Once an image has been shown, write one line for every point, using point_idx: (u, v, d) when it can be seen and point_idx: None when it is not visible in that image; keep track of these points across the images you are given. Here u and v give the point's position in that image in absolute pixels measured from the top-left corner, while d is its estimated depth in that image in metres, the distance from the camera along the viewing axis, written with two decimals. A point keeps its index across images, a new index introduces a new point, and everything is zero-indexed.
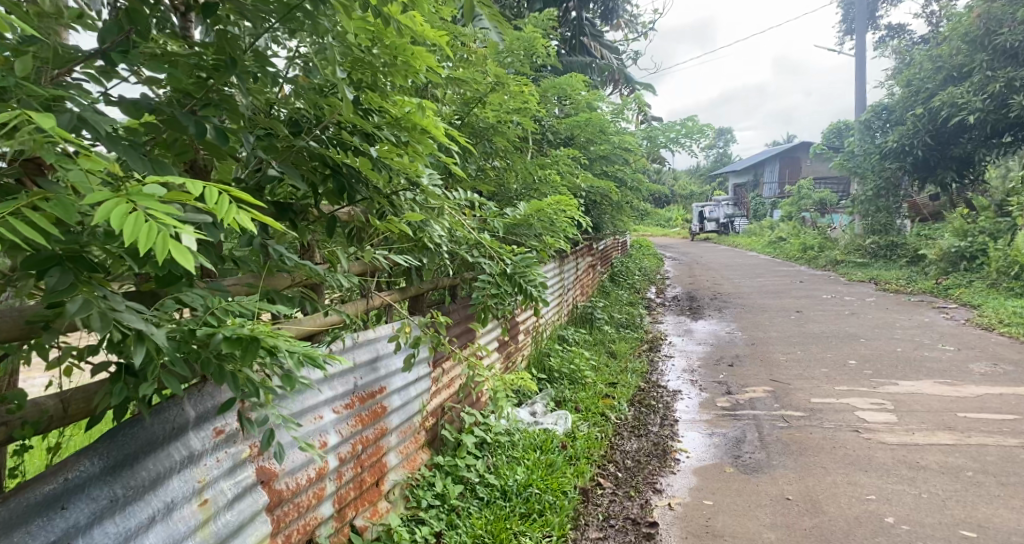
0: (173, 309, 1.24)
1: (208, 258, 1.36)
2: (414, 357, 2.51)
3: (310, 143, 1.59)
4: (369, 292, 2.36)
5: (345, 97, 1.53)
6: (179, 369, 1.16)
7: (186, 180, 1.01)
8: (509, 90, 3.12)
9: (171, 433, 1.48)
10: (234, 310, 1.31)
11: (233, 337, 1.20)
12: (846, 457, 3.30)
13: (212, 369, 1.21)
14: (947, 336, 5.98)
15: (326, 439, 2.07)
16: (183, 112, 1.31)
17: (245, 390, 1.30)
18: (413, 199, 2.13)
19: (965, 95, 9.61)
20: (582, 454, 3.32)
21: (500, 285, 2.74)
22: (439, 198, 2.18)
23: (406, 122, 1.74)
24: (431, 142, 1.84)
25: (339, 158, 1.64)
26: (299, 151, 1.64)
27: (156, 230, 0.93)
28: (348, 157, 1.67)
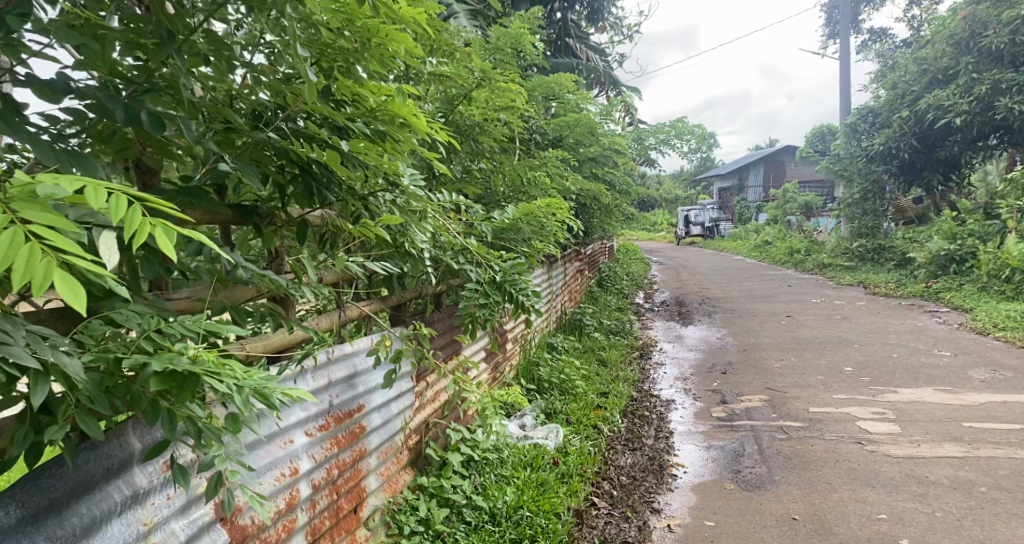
0: (100, 330, 1.04)
1: (150, 271, 1.15)
2: (395, 372, 2.31)
3: (270, 136, 1.39)
4: (344, 304, 2.17)
5: (307, 79, 1.33)
6: (99, 408, 0.96)
7: (83, 186, 0.86)
8: (496, 85, 2.95)
9: (110, 471, 1.27)
10: (174, 332, 1.10)
11: (166, 371, 1.01)
12: (852, 472, 3.15)
13: (145, 407, 1.02)
14: (943, 341, 5.89)
15: (298, 466, 1.86)
16: (110, 94, 1.11)
17: (185, 429, 1.09)
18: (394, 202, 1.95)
19: (951, 98, 9.60)
20: (575, 471, 3.15)
21: (489, 294, 2.52)
22: (422, 200, 1.99)
23: (383, 113, 1.58)
24: (411, 136, 1.67)
25: (304, 153, 1.44)
26: (259, 148, 1.46)
27: (35, 252, 0.78)
28: (315, 151, 1.47)
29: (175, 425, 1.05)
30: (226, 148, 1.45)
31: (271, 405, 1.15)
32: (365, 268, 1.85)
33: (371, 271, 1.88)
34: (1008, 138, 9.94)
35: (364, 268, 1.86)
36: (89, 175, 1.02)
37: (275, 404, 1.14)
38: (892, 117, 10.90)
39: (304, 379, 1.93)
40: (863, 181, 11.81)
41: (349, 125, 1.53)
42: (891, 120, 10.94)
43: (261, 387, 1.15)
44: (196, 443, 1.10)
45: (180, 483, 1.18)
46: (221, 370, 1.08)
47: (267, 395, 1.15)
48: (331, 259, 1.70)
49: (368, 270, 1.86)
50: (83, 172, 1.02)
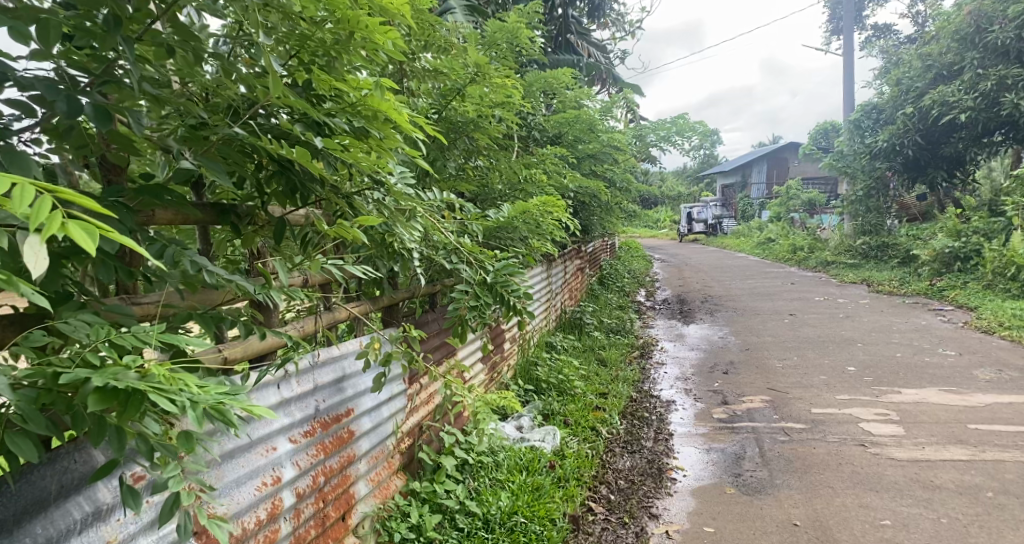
0: (42, 339, 1.00)
1: (103, 276, 1.09)
2: (384, 375, 2.24)
3: (237, 131, 1.31)
4: (333, 304, 2.14)
5: (272, 70, 1.27)
6: (33, 427, 0.92)
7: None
8: (490, 80, 2.88)
9: (67, 487, 1.22)
10: (123, 342, 1.03)
11: (106, 388, 0.94)
12: (855, 476, 3.08)
13: (89, 425, 0.97)
14: (947, 340, 5.80)
15: (280, 474, 1.80)
16: (53, 85, 1.04)
17: (136, 448, 1.02)
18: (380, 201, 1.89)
19: (956, 93, 9.49)
20: (571, 475, 3.09)
21: (480, 295, 2.45)
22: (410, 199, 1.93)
23: (364, 108, 1.51)
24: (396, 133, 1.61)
25: (273, 149, 1.36)
26: (232, 146, 1.38)
27: None
28: (285, 148, 1.40)
29: (122, 444, 0.99)
30: (193, 146, 1.36)
31: (228, 421, 1.07)
32: (348, 272, 1.78)
33: (355, 274, 1.80)
34: (1013, 135, 9.83)
35: (346, 272, 1.79)
36: (19, 172, 0.96)
37: (232, 421, 1.05)
38: (896, 113, 10.80)
39: (287, 384, 1.87)
40: (867, 178, 11.71)
41: (326, 120, 1.47)
42: (895, 117, 10.84)
43: (217, 401, 1.06)
44: (146, 462, 1.03)
45: (131, 506, 1.09)
46: (170, 385, 0.99)
47: (223, 410, 1.06)
48: (309, 264, 1.64)
49: (351, 274, 1.79)
50: (14, 168, 0.96)
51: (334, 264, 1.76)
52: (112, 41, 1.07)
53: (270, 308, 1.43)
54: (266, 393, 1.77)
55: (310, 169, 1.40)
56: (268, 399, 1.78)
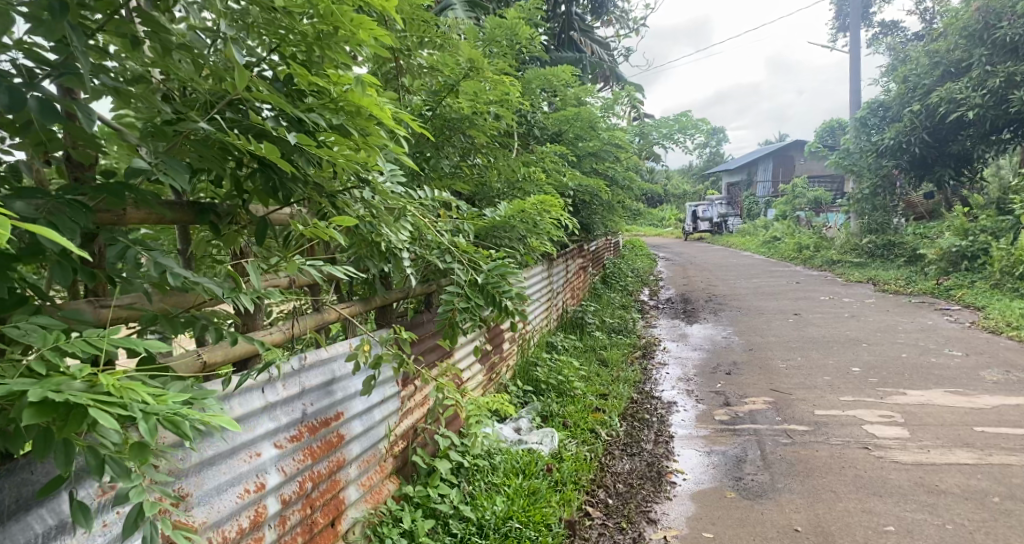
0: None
1: (61, 280, 1.05)
2: (374, 378, 2.19)
3: (202, 125, 1.25)
4: (321, 305, 2.10)
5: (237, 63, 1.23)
6: None
7: None
8: (486, 77, 2.83)
9: (25, 499, 1.19)
10: (72, 351, 1.00)
11: (44, 400, 0.90)
12: (858, 480, 3.02)
13: (32, 438, 0.93)
14: (954, 340, 5.72)
15: (265, 481, 1.77)
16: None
17: (85, 461, 0.98)
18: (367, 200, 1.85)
19: (963, 90, 9.39)
20: (568, 479, 3.03)
21: (471, 296, 2.39)
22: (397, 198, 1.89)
23: (346, 103, 1.47)
24: (380, 130, 1.56)
25: (245, 145, 1.32)
26: (202, 144, 1.34)
27: None
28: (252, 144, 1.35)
29: (69, 458, 0.95)
30: (160, 141, 1.32)
31: (182, 433, 1.03)
32: (333, 273, 1.72)
33: (340, 275, 1.74)
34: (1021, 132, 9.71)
35: (330, 272, 1.73)
36: None
37: (185, 433, 1.01)
38: (903, 110, 10.69)
39: (272, 388, 1.83)
40: (873, 176, 11.59)
41: (304, 115, 1.43)
42: (902, 114, 10.73)
43: (173, 413, 1.03)
44: (97, 478, 0.98)
45: (81, 523, 1.06)
46: (116, 396, 0.96)
47: (177, 422, 1.02)
48: (290, 263, 1.58)
49: (336, 274, 1.73)
50: None
51: (317, 265, 1.70)
52: (59, 29, 1.03)
53: (244, 311, 1.37)
54: (250, 397, 1.74)
55: (285, 166, 1.36)
56: (251, 404, 1.74)
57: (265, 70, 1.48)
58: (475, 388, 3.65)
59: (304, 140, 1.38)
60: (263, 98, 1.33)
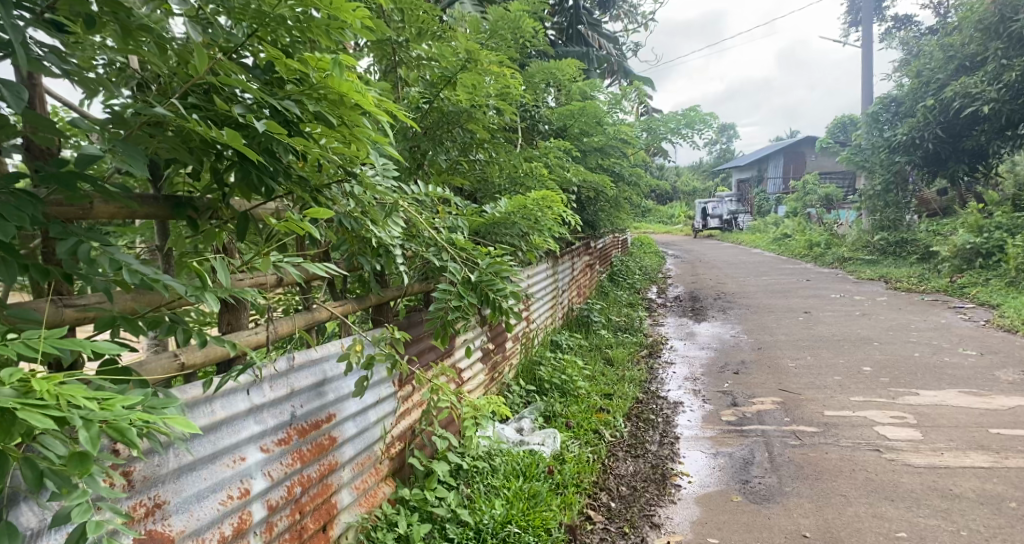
0: None
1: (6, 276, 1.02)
2: (366, 379, 2.13)
3: (159, 109, 1.20)
4: (312, 303, 2.06)
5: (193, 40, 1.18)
6: None
7: None
8: (485, 68, 2.75)
9: None
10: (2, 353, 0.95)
11: None
12: (869, 484, 2.93)
13: None
14: (968, 339, 5.60)
15: (249, 486, 1.72)
16: None
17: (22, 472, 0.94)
18: (354, 193, 1.81)
19: (979, 85, 9.21)
20: (569, 481, 2.96)
21: (463, 294, 2.32)
22: (383, 191, 1.84)
23: (324, 89, 1.42)
24: (364, 119, 1.50)
25: (202, 129, 1.27)
26: (166, 138, 1.30)
27: None
28: (214, 131, 1.28)
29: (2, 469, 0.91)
30: (119, 128, 1.26)
31: (129, 441, 0.98)
32: (315, 269, 1.62)
33: (322, 272, 1.64)
34: None
35: (311, 269, 1.63)
36: None
37: (130, 441, 0.96)
38: (917, 105, 10.51)
39: (258, 390, 1.78)
40: (885, 172, 11.41)
41: (279, 102, 1.37)
42: (915, 109, 10.55)
43: (117, 418, 0.99)
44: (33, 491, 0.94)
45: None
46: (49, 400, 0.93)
47: (123, 429, 0.98)
48: (266, 260, 1.51)
49: (318, 271, 1.63)
50: None
51: (299, 260, 1.61)
52: None
53: (213, 311, 1.32)
54: (233, 400, 1.69)
55: (252, 157, 1.30)
56: (234, 407, 1.69)
57: (246, 57, 1.45)
58: (477, 387, 3.58)
59: (273, 126, 1.31)
60: (232, 81, 1.28)
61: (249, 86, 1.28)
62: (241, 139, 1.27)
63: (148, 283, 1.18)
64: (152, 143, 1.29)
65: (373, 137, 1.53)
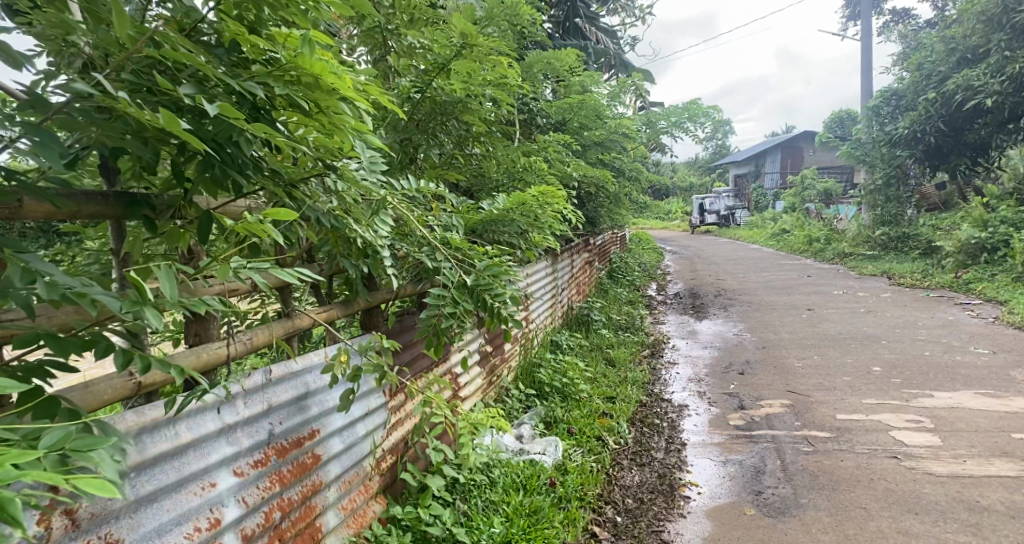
0: None
1: None
2: (353, 392, 1.94)
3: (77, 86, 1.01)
4: (291, 310, 1.88)
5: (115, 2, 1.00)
6: None
7: None
8: (480, 54, 2.57)
9: None
10: None
11: None
12: (889, 495, 2.77)
13: None
14: (978, 337, 5.44)
15: (221, 515, 1.53)
16: None
17: None
18: (333, 189, 1.63)
19: (981, 77, 9.06)
20: (573, 494, 2.80)
21: (458, 300, 2.13)
22: (365, 186, 1.66)
23: (293, 68, 1.25)
24: (341, 105, 1.33)
25: (133, 111, 1.07)
26: (96, 123, 1.11)
27: None
28: (149, 113, 1.09)
29: None
30: (37, 111, 1.07)
31: (10, 517, 0.77)
32: (282, 276, 1.41)
33: (291, 280, 1.44)
34: None
35: (277, 277, 1.42)
36: None
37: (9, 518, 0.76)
38: (918, 98, 10.35)
39: (231, 408, 1.60)
40: (886, 166, 11.27)
41: (239, 82, 1.19)
42: (917, 102, 10.39)
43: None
44: None
45: None
46: None
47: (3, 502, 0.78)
48: (225, 266, 1.30)
49: (285, 279, 1.42)
50: None
51: (266, 265, 1.40)
52: None
53: (154, 331, 1.11)
54: (201, 421, 1.51)
55: (198, 145, 1.11)
56: (201, 429, 1.50)
57: (207, 35, 1.28)
58: (475, 394, 3.41)
59: (227, 110, 1.13)
60: (177, 55, 1.10)
61: (198, 62, 1.10)
62: (182, 123, 1.09)
63: (67, 298, 1.02)
64: (86, 127, 1.10)
65: (353, 127, 1.37)
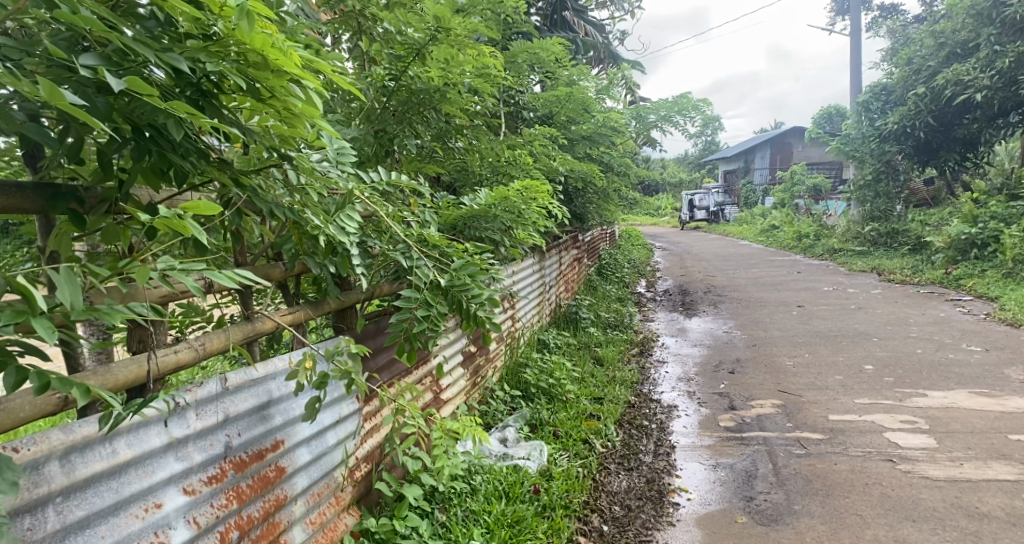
0: None
1: None
2: (320, 400, 1.78)
3: None
4: (251, 313, 1.74)
5: None
6: None
7: None
8: (460, 38, 2.43)
9: None
10: None
11: None
12: (885, 502, 2.68)
13: None
14: (970, 334, 5.38)
15: (167, 539, 1.38)
16: None
17: None
18: (288, 179, 1.50)
19: (971, 72, 9.00)
20: (558, 501, 2.68)
21: (431, 301, 1.99)
22: (323, 177, 1.52)
23: (230, 40, 1.12)
24: (289, 85, 1.19)
25: (11, 82, 0.93)
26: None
27: None
28: (33, 86, 0.94)
29: None
30: None
31: None
32: (219, 281, 1.21)
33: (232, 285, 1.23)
34: None
35: (213, 280, 1.22)
36: None
37: None
38: (907, 93, 10.30)
39: (180, 420, 1.44)
40: (876, 162, 11.23)
41: (161, 56, 1.06)
42: (906, 98, 10.34)
43: None
44: None
45: None
46: None
47: None
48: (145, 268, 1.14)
49: (223, 283, 1.21)
50: None
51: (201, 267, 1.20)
52: None
53: (46, 345, 0.99)
54: (143, 436, 1.35)
55: (95, 123, 0.97)
56: (142, 446, 1.35)
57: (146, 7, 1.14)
58: (458, 396, 3.30)
59: (136, 84, 0.99)
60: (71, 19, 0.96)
61: (101, 28, 0.97)
62: (69, 96, 0.94)
63: None
64: None
65: (306, 111, 1.24)
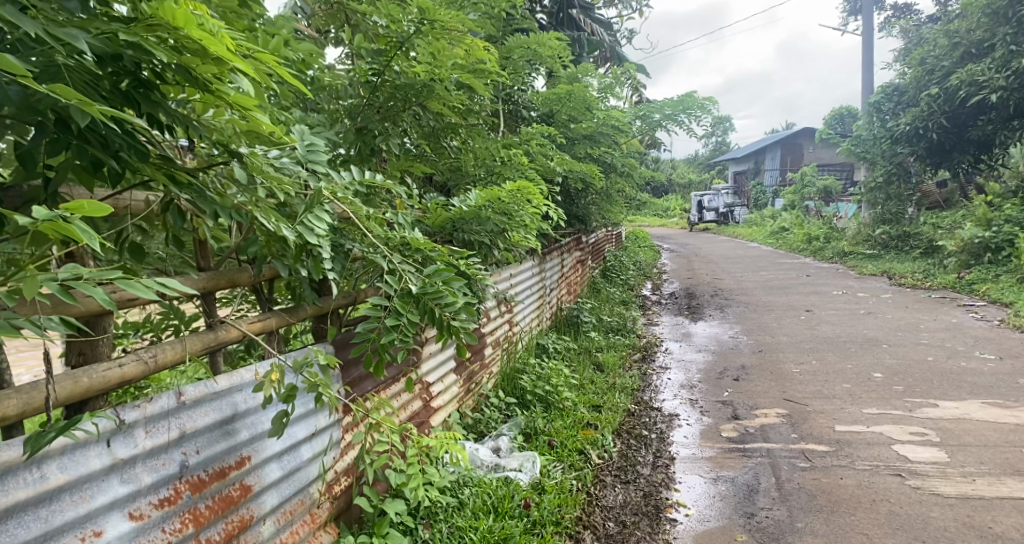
0: None
1: None
2: (286, 415, 1.66)
3: None
4: (214, 322, 1.63)
5: None
6: None
7: None
8: (445, 30, 2.32)
9: None
10: None
11: None
12: (893, 520, 2.55)
13: None
14: (984, 342, 5.22)
15: None
16: None
17: None
18: (240, 177, 1.40)
19: (986, 72, 8.78)
20: (549, 518, 2.56)
21: (401, 311, 1.87)
22: (273, 175, 1.42)
23: (153, 22, 1.05)
24: (223, 67, 1.11)
25: None
26: None
27: None
28: None
29: None
30: None
31: None
32: (133, 289, 1.08)
33: (150, 295, 1.10)
34: None
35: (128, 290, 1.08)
36: None
37: None
38: (920, 94, 10.09)
39: (125, 438, 1.36)
40: (887, 164, 11.03)
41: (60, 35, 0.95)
42: (919, 98, 10.13)
43: None
44: None
45: None
46: None
47: None
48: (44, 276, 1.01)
49: (138, 293, 1.08)
50: None
51: (113, 276, 1.07)
52: None
53: None
54: (80, 459, 1.27)
55: None
56: (77, 469, 1.26)
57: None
58: (450, 403, 3.18)
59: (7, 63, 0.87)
60: None
61: None
62: None
63: None
64: None
65: (241, 103, 1.17)
